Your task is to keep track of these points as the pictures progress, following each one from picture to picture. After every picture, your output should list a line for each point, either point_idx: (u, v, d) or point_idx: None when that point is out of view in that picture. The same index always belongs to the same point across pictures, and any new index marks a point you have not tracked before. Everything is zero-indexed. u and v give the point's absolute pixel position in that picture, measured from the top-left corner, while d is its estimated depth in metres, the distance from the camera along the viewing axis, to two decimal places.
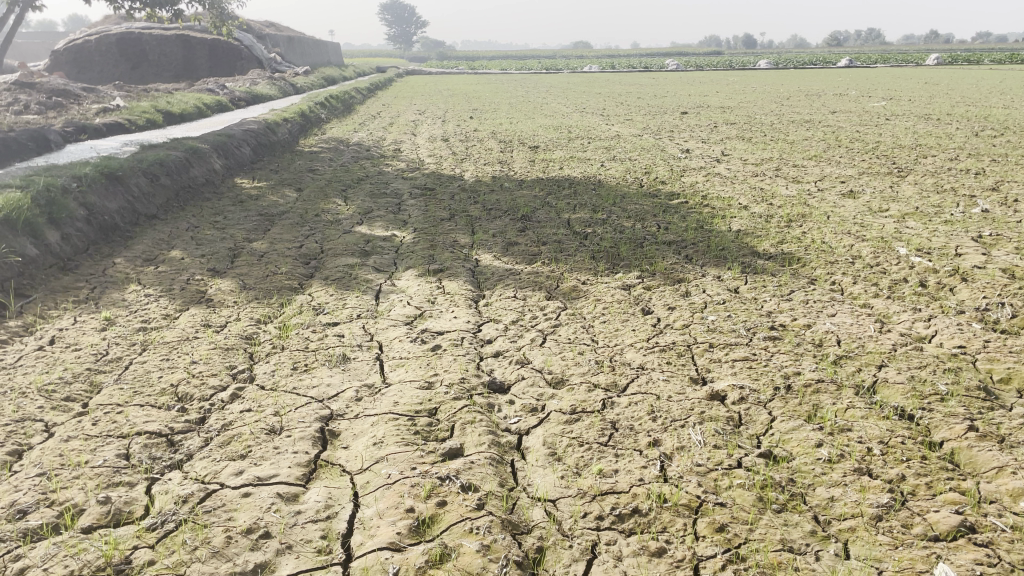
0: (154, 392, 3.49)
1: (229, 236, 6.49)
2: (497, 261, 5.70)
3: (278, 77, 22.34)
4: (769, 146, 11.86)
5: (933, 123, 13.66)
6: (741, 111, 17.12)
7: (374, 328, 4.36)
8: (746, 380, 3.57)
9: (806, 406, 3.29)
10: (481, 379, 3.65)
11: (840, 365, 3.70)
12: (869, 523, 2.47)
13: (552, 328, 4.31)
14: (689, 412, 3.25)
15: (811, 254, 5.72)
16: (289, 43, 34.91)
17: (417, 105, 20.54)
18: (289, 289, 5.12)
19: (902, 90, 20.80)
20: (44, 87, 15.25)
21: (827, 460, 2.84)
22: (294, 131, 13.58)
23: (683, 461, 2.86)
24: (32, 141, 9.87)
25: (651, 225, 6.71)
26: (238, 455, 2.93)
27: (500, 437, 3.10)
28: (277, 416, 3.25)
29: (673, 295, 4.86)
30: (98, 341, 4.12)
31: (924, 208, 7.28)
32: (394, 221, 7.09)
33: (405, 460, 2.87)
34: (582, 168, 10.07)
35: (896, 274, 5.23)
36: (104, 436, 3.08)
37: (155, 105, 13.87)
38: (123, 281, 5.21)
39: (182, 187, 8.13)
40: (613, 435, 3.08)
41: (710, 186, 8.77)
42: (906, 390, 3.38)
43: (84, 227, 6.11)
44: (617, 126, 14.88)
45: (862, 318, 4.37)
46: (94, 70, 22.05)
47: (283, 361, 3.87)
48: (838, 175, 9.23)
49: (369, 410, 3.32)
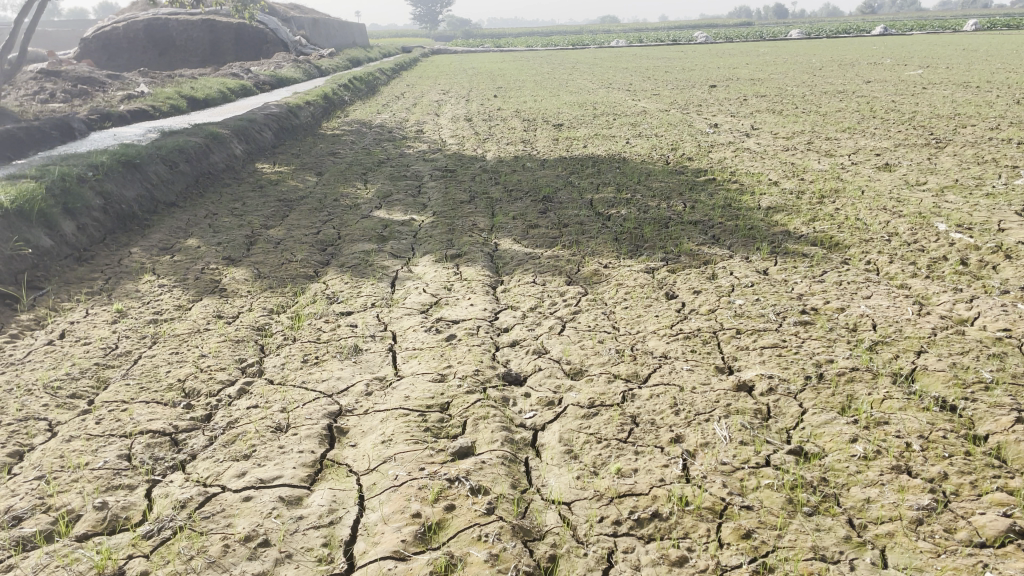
0: (161, 388, 3.40)
1: (247, 223, 6.40)
2: (517, 245, 5.54)
3: (302, 60, 22.23)
4: (801, 118, 11.52)
5: (973, 91, 13.18)
6: (771, 83, 16.70)
7: (388, 317, 4.23)
8: (775, 369, 3.38)
9: (840, 397, 3.10)
10: (496, 371, 3.51)
11: (876, 352, 3.50)
12: (908, 528, 2.29)
13: (572, 315, 4.16)
14: (715, 405, 3.08)
15: (845, 232, 5.48)
16: (314, 25, 34.75)
17: (442, 84, 20.36)
18: (303, 277, 5.00)
19: (940, 57, 20.14)
20: (69, 75, 15.27)
21: (863, 457, 2.66)
22: (316, 113, 13.47)
23: (707, 459, 2.70)
24: (55, 129, 9.84)
25: (678, 205, 6.50)
26: (241, 455, 2.82)
27: (514, 433, 2.96)
28: (284, 413, 3.14)
29: (699, 278, 4.68)
30: (108, 334, 4.03)
31: (964, 181, 6.98)
32: (413, 205, 6.95)
33: (414, 460, 2.74)
34: (607, 145, 9.85)
35: (935, 251, 4.98)
36: (106, 435, 2.99)
37: (179, 90, 13.83)
38: (137, 271, 5.13)
39: (201, 173, 8.06)
40: (632, 430, 2.92)
41: (739, 161, 8.51)
42: (948, 379, 3.17)
43: (100, 216, 6.06)
44: (643, 102, 14.58)
45: (899, 301, 4.14)
46: (122, 57, 22.00)
47: (293, 354, 3.75)
48: (873, 147, 8.91)
49: (378, 405, 3.20)
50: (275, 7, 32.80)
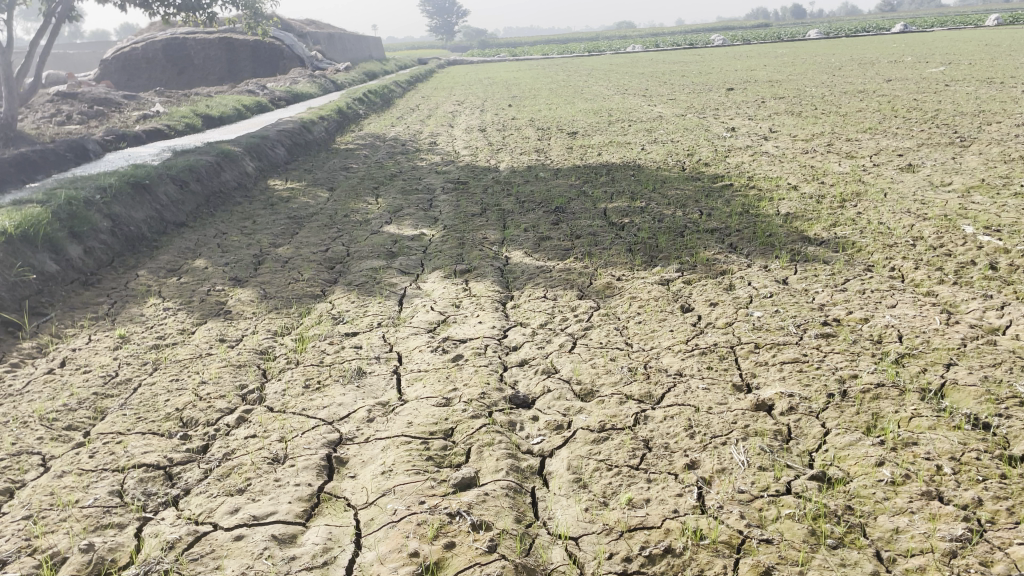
0: (158, 418, 3.30)
1: (255, 241, 6.32)
2: (528, 258, 5.41)
3: (319, 75, 22.28)
4: (820, 119, 11.31)
5: (997, 87, 12.90)
6: (789, 84, 16.47)
7: (394, 338, 4.11)
8: (795, 387, 3.21)
9: (865, 415, 2.93)
10: (503, 394, 3.36)
11: (902, 365, 3.32)
12: (940, 562, 2.13)
13: (583, 331, 4.02)
14: (732, 427, 2.93)
15: (867, 237, 5.31)
16: (330, 40, 34.93)
17: (457, 95, 20.30)
18: (310, 297, 4.90)
19: (961, 54, 19.79)
20: (86, 96, 15.37)
21: (891, 482, 2.49)
22: (331, 128, 13.45)
23: (724, 487, 2.54)
24: (70, 152, 9.87)
25: (693, 212, 6.35)
26: (236, 490, 2.71)
27: (520, 461, 2.82)
28: (282, 442, 3.03)
29: (715, 289, 4.52)
30: (109, 361, 3.95)
31: (991, 180, 6.76)
32: (425, 219, 6.85)
33: (413, 492, 2.61)
34: (621, 152, 9.71)
35: (963, 256, 4.79)
36: (99, 470, 2.90)
37: (193, 109, 13.87)
38: (143, 295, 5.06)
39: (213, 192, 8.02)
40: (644, 456, 2.77)
41: (757, 165, 8.34)
42: (980, 394, 2.99)
43: (108, 238, 6.02)
44: (658, 107, 14.40)
45: (927, 310, 3.96)
46: (142, 76, 22.38)
47: (295, 378, 3.64)
48: (895, 148, 8.69)
49: (380, 433, 3.07)
50: (291, 23, 33.02)
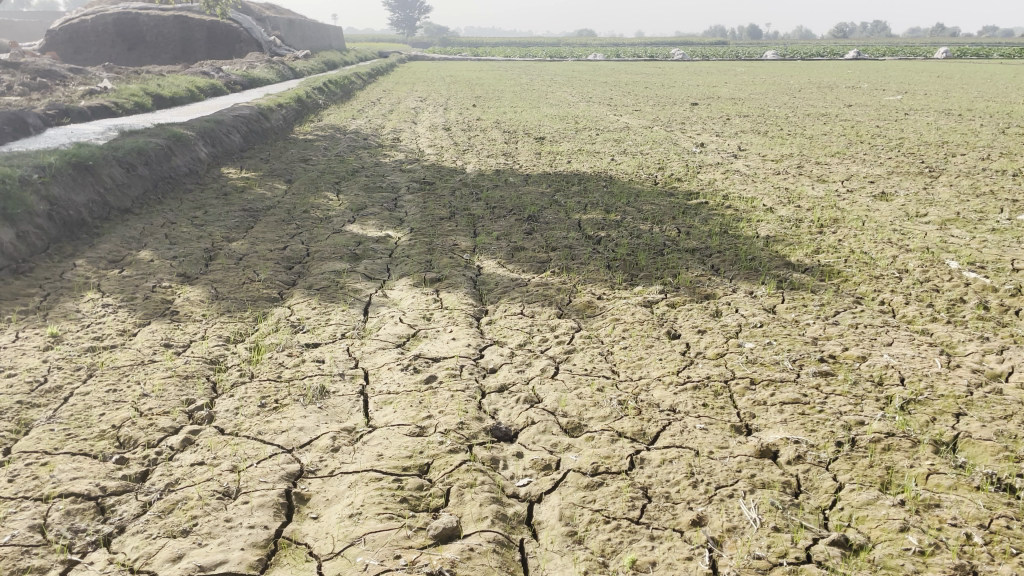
0: (92, 436, 2.91)
1: (207, 234, 5.90)
2: (501, 269, 5.11)
3: (278, 61, 21.62)
4: (788, 140, 11.25)
5: (956, 119, 13.06)
6: (752, 103, 16.48)
7: (360, 352, 3.77)
8: (799, 432, 2.97)
9: (879, 469, 2.70)
10: (483, 425, 3.06)
11: (910, 413, 3.11)
12: None
13: (566, 355, 3.74)
14: (737, 477, 2.67)
15: (852, 267, 5.14)
16: (289, 25, 34.12)
17: (420, 91, 19.88)
18: (266, 300, 4.51)
19: (918, 84, 20.13)
20: (27, 67, 14.52)
21: (919, 553, 2.25)
22: (290, 116, 12.95)
23: (738, 550, 2.28)
24: (8, 124, 9.16)
25: (671, 229, 6.13)
26: (179, 530, 2.36)
27: (506, 507, 2.53)
28: (234, 474, 2.67)
29: (702, 315, 4.29)
30: (37, 364, 3.52)
31: (966, 214, 6.69)
32: (390, 219, 6.50)
33: (387, 542, 2.29)
34: (591, 161, 9.49)
35: (951, 292, 4.65)
36: (18, 499, 2.51)
37: (144, 87, 13.20)
38: (80, 288, 4.62)
39: (161, 177, 7.53)
40: (645, 508, 2.50)
41: (730, 184, 8.18)
42: (997, 450, 2.79)
43: (43, 223, 5.52)
44: (624, 117, 14.22)
45: (925, 350, 3.77)
46: (91, 50, 21.32)
47: (250, 396, 3.27)
48: (866, 174, 8.62)
49: (346, 466, 2.74)
50: (250, 6, 32.08)
